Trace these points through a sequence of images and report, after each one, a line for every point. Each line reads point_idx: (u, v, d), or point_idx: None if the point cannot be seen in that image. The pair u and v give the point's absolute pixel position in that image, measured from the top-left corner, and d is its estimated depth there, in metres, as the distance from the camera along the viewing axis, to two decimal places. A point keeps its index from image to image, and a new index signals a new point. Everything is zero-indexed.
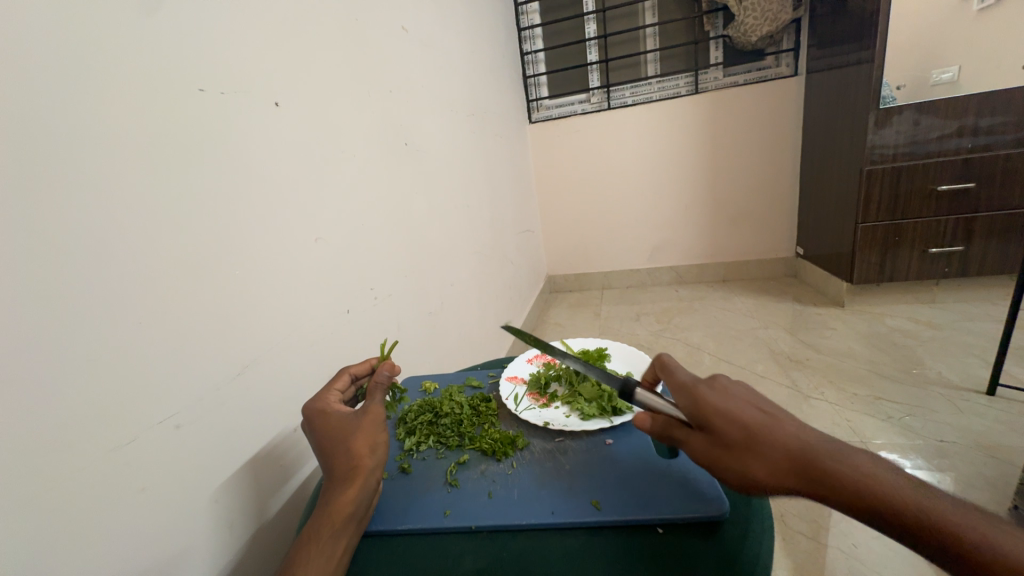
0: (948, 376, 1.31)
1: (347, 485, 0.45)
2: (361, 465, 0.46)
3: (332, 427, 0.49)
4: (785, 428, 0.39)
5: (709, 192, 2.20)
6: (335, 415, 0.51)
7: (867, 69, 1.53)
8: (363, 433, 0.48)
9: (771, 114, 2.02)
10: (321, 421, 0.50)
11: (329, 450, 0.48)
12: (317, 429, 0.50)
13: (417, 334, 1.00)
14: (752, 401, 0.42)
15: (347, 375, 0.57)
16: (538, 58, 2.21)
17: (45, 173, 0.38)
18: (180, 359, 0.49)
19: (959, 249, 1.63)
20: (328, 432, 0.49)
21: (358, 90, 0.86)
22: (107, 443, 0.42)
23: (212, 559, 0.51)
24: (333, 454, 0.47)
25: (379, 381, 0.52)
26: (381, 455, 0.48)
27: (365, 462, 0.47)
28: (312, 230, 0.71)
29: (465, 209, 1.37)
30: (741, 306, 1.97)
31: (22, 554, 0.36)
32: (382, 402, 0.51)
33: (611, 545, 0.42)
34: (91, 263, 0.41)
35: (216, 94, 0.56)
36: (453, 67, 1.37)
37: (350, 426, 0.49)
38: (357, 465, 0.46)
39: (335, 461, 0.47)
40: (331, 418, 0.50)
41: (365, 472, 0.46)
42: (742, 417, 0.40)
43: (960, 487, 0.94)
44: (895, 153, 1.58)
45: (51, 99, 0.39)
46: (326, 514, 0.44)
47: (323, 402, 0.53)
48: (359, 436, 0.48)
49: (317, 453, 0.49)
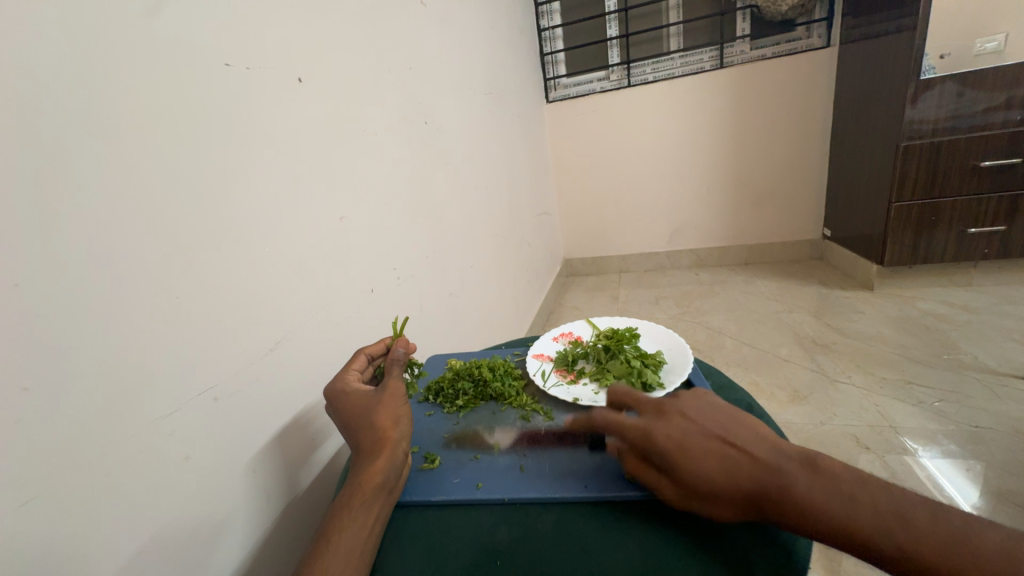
0: (984, 361, 1.26)
1: (375, 456, 0.46)
2: (389, 437, 0.47)
3: (353, 405, 0.50)
4: (756, 471, 0.39)
5: (731, 172, 2.13)
6: (356, 393, 0.51)
7: (909, 37, 1.44)
8: (385, 408, 0.49)
9: (801, 88, 1.93)
10: (343, 402, 0.50)
11: (354, 425, 0.48)
12: (341, 409, 0.50)
13: (439, 314, 1.01)
14: (714, 440, 0.41)
15: (363, 357, 0.57)
16: (556, 34, 2.14)
17: (81, 148, 0.39)
18: (214, 334, 0.50)
19: (1001, 230, 1.55)
20: (348, 412, 0.49)
21: (378, 68, 0.85)
22: (152, 412, 0.43)
23: (254, 524, 0.53)
24: (358, 428, 0.48)
25: (395, 357, 0.55)
26: (405, 427, 0.49)
27: (391, 434, 0.47)
28: (338, 208, 0.71)
29: (483, 189, 1.36)
30: (763, 290, 1.93)
31: (79, 517, 0.37)
32: (399, 376, 0.54)
33: (646, 517, 0.42)
34: (130, 238, 0.42)
35: (243, 69, 0.55)
36: (472, 46, 1.35)
37: (373, 402, 0.49)
38: (384, 436, 0.47)
39: (361, 435, 0.47)
40: (352, 397, 0.50)
41: (392, 443, 0.47)
42: (707, 471, 0.39)
43: (993, 473, 0.93)
44: (934, 127, 1.50)
45: (88, 76, 0.39)
46: (358, 483, 0.44)
47: (343, 382, 0.53)
48: (382, 411, 0.48)
49: (340, 431, 0.49)
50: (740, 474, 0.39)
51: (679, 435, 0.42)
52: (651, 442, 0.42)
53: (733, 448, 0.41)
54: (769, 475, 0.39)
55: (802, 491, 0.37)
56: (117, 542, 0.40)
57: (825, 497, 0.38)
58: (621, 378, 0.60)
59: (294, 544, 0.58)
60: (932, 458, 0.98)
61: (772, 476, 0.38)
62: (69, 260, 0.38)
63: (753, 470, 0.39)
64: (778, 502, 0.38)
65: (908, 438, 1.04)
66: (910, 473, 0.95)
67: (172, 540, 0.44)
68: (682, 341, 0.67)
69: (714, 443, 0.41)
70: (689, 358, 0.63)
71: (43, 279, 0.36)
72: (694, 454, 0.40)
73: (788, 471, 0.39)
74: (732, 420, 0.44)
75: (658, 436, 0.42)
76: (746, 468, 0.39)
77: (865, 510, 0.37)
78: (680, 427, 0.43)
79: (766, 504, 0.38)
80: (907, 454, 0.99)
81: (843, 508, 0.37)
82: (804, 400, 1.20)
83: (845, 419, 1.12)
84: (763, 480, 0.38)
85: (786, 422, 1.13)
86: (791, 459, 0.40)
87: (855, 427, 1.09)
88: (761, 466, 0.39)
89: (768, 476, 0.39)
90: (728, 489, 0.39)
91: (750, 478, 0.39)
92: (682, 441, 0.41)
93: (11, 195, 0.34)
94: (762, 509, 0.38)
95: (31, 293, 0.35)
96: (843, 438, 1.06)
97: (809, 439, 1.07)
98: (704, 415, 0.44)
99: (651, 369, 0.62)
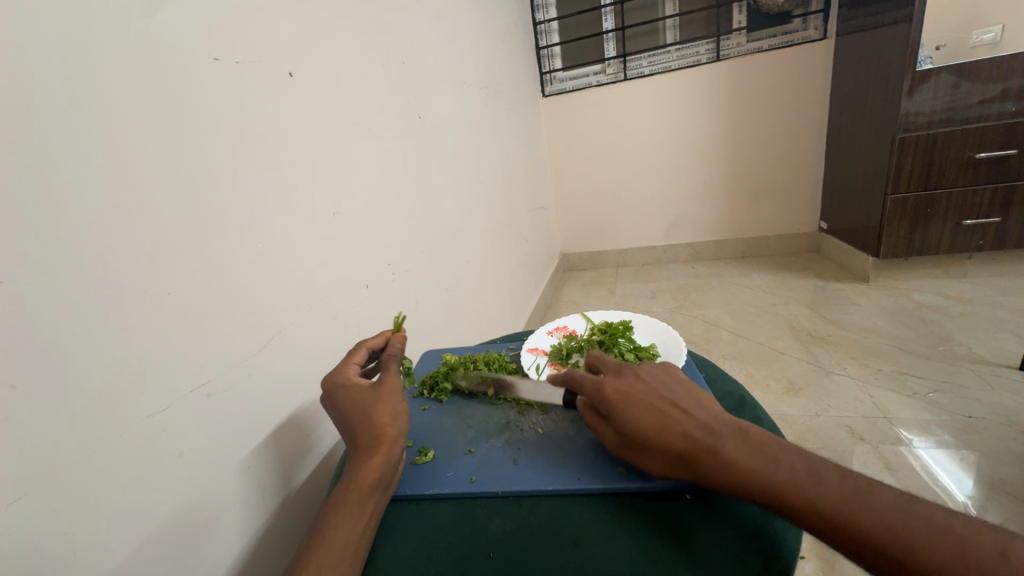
0: (978, 352, 1.27)
1: (372, 453, 0.46)
2: (385, 435, 0.46)
3: (350, 399, 0.49)
4: (691, 426, 0.41)
5: (728, 165, 2.13)
6: (353, 388, 0.50)
7: (905, 28, 1.43)
8: (384, 404, 0.48)
9: (797, 80, 1.93)
10: (341, 395, 0.50)
11: (352, 421, 0.48)
12: (338, 402, 0.50)
13: (435, 309, 1.01)
14: (661, 399, 0.44)
15: (364, 349, 0.57)
16: (551, 27, 2.12)
17: (74, 145, 0.39)
18: (205, 330, 0.49)
19: (996, 221, 1.56)
20: (346, 402, 0.49)
21: (370, 61, 0.84)
22: (143, 410, 0.43)
23: (250, 520, 0.53)
24: (355, 425, 0.47)
25: (392, 353, 0.54)
26: (402, 424, 0.49)
27: (388, 430, 0.47)
28: (331, 203, 0.70)
29: (478, 184, 1.35)
30: (760, 283, 1.93)
31: (70, 513, 0.37)
32: (396, 371, 0.53)
33: (639, 508, 0.43)
34: (120, 234, 0.42)
35: (232, 63, 0.55)
36: (466, 39, 1.33)
37: (370, 398, 0.49)
38: (381, 434, 0.47)
39: (359, 431, 0.47)
40: (349, 391, 0.50)
41: (389, 440, 0.47)
42: (645, 425, 0.42)
43: (986, 462, 0.94)
44: (930, 119, 1.50)
45: (73, 71, 0.39)
46: (353, 480, 0.44)
47: (343, 376, 0.53)
48: (380, 407, 0.48)
49: (337, 424, 0.49)
50: (678, 433, 0.41)
51: (627, 391, 0.45)
52: (601, 395, 0.46)
53: (676, 408, 0.43)
54: (702, 433, 0.40)
55: (732, 452, 0.39)
56: (112, 538, 0.40)
57: (756, 457, 0.39)
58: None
59: (290, 538, 0.59)
60: (926, 448, 0.98)
61: (704, 434, 0.40)
62: (65, 258, 0.38)
63: (689, 426, 0.41)
64: (709, 459, 0.39)
65: (902, 428, 1.04)
66: (904, 464, 0.95)
67: (169, 535, 0.45)
68: (676, 333, 0.67)
69: (659, 402, 0.44)
70: (683, 351, 0.63)
71: (41, 278, 0.36)
72: (636, 408, 0.43)
73: (722, 434, 0.40)
74: (683, 389, 0.46)
75: (607, 389, 0.46)
76: (683, 426, 0.41)
77: (795, 475, 0.37)
78: (632, 387, 0.46)
79: (698, 462, 0.39)
80: (901, 444, 1.00)
81: (772, 472, 0.38)
82: (800, 392, 1.21)
83: (840, 411, 1.12)
84: (698, 438, 0.40)
85: (782, 414, 1.14)
86: (728, 426, 0.42)
87: (850, 418, 1.10)
88: (697, 424, 0.41)
89: (701, 435, 0.40)
90: (662, 442, 0.41)
91: (683, 434, 0.41)
92: (629, 393, 0.45)
93: (10, 194, 0.34)
94: (692, 466, 0.40)
95: (28, 293, 0.35)
96: (838, 429, 1.06)
97: (804, 431, 1.07)
98: (658, 380, 0.47)
99: (645, 361, 0.62)
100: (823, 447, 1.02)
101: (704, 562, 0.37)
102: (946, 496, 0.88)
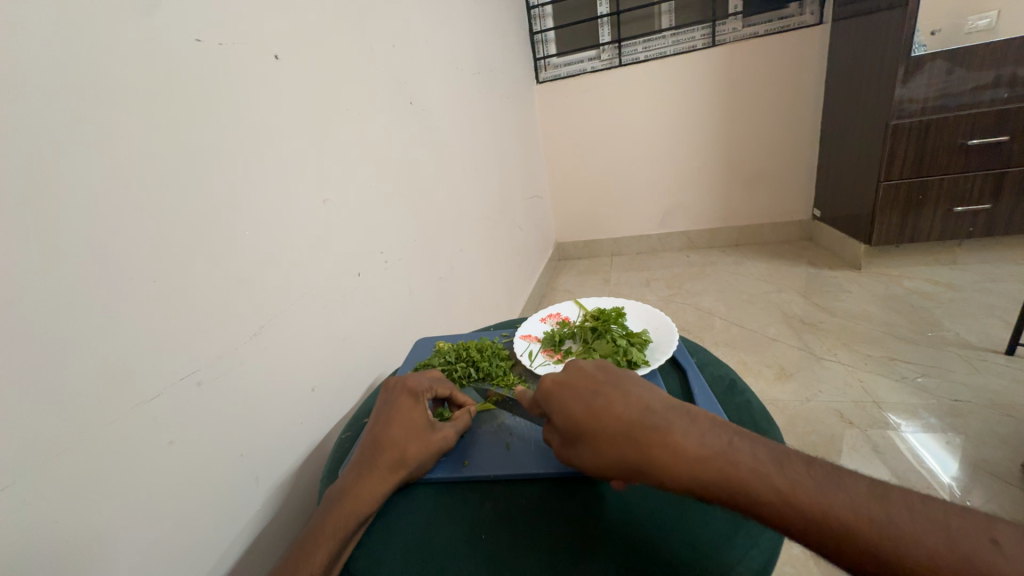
0: (966, 337, 1.29)
1: (381, 474, 0.45)
2: (397, 471, 0.46)
3: (406, 414, 0.49)
4: (633, 417, 0.41)
5: (722, 153, 2.12)
6: (415, 408, 0.50)
7: (901, 13, 1.42)
8: (424, 448, 0.48)
9: (792, 67, 1.91)
10: (402, 405, 0.50)
11: (390, 431, 0.47)
12: (396, 407, 0.50)
13: (428, 297, 1.01)
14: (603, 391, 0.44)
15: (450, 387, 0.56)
16: (546, 12, 2.09)
17: (53, 129, 0.37)
18: (194, 318, 0.49)
19: (986, 208, 1.57)
20: (400, 414, 0.49)
21: (358, 44, 0.81)
22: (133, 398, 0.42)
23: (242, 508, 0.53)
24: (390, 437, 0.47)
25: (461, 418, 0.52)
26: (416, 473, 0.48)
27: (408, 468, 0.46)
28: (320, 191, 0.69)
29: (472, 171, 1.34)
30: (754, 270, 1.94)
31: (55, 503, 0.37)
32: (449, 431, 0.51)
33: (631, 489, 0.44)
34: (104, 220, 0.41)
35: (215, 45, 0.53)
36: (458, 21, 1.30)
37: (419, 431, 0.48)
38: (402, 464, 0.46)
39: (387, 444, 0.47)
40: (412, 407, 0.50)
41: (402, 475, 0.46)
42: (588, 421, 0.42)
43: (972, 445, 0.95)
44: (923, 106, 1.50)
45: (48, 52, 0.37)
46: (348, 491, 0.43)
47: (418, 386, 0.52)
48: (419, 445, 0.47)
49: (373, 420, 0.50)
50: (622, 421, 0.41)
51: (570, 388, 0.45)
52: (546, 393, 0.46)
53: (616, 398, 0.43)
54: (645, 423, 0.40)
55: (678, 439, 0.39)
56: (103, 527, 0.40)
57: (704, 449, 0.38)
58: (606, 356, 0.60)
59: (283, 524, 0.59)
60: (913, 432, 1.00)
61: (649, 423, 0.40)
62: (54, 246, 0.37)
63: (633, 416, 0.41)
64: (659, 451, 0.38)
65: (890, 412, 1.06)
66: (891, 446, 0.98)
67: (163, 522, 0.45)
68: (668, 319, 0.68)
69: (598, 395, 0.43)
70: (674, 337, 0.63)
71: (28, 266, 0.35)
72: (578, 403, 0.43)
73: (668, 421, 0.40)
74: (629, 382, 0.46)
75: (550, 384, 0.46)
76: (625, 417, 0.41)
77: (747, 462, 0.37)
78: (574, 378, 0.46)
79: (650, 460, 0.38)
80: (889, 428, 1.02)
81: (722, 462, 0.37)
82: (791, 377, 1.23)
83: (830, 395, 1.14)
84: (642, 427, 0.40)
85: (773, 399, 1.16)
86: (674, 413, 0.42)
87: (839, 403, 1.11)
88: (639, 414, 0.41)
89: (645, 425, 0.40)
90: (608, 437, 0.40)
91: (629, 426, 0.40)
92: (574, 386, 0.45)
93: None
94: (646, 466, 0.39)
95: (17, 283, 0.35)
96: (827, 414, 1.08)
97: (795, 416, 1.09)
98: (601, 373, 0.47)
99: (637, 347, 0.63)
100: (813, 431, 1.04)
101: (676, 555, 0.38)
102: (932, 478, 0.90)
